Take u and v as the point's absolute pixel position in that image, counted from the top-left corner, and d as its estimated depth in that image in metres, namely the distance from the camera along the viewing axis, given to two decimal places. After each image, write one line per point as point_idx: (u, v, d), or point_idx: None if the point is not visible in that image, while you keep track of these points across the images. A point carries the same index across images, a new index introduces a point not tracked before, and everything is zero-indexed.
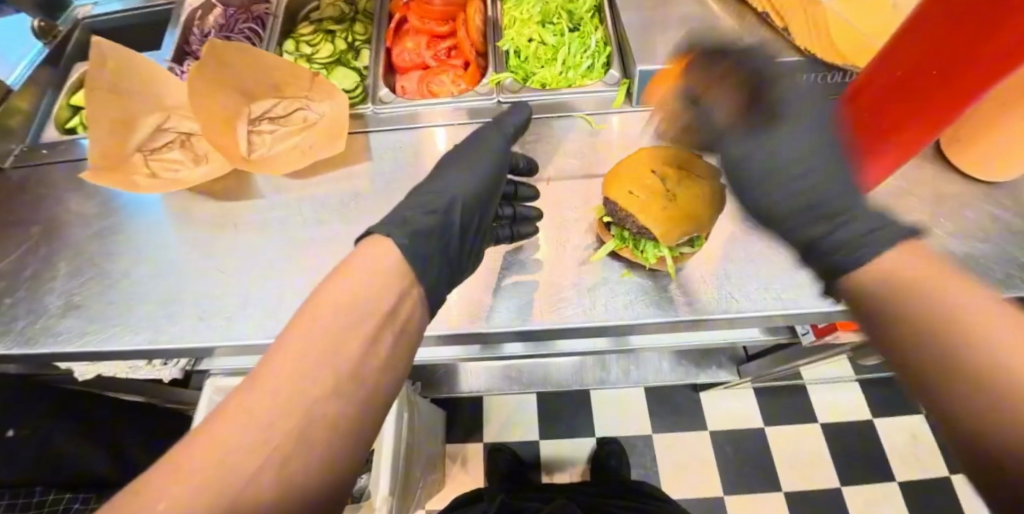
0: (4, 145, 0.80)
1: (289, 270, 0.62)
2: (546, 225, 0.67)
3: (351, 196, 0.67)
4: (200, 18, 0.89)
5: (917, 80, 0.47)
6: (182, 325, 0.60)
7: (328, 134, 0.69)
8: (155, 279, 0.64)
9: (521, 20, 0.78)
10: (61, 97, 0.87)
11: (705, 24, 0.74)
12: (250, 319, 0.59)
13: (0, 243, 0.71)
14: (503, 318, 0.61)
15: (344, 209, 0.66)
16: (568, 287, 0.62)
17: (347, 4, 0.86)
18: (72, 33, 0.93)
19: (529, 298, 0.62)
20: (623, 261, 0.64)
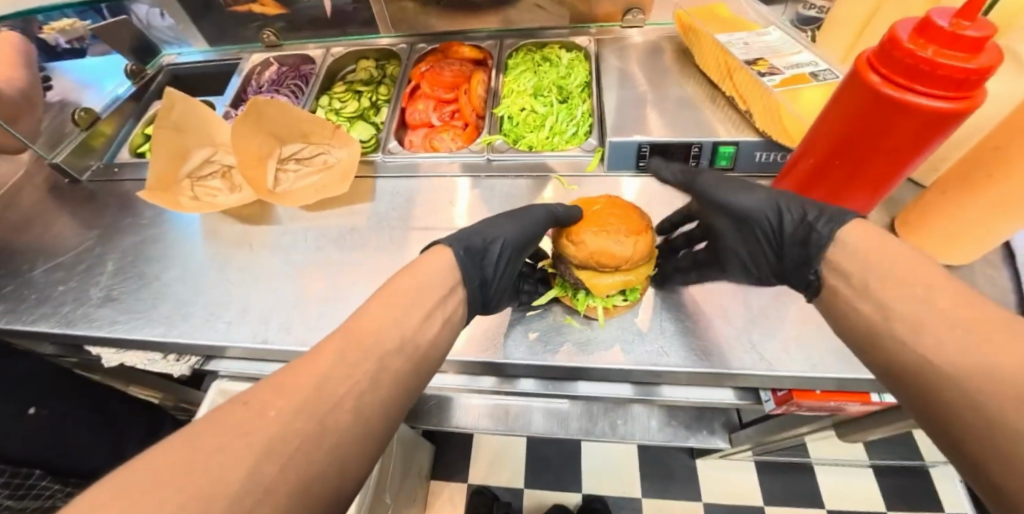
0: (86, 161, 0.99)
1: (291, 287, 0.72)
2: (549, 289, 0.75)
3: (348, 229, 0.78)
4: (258, 73, 1.08)
5: (841, 159, 0.54)
6: (193, 324, 0.70)
7: (342, 174, 0.81)
8: (179, 283, 0.76)
9: (517, 92, 0.90)
10: (139, 127, 1.06)
11: (677, 105, 0.84)
12: (249, 326, 0.69)
13: (67, 241, 0.86)
14: (515, 353, 0.69)
15: (341, 240, 0.77)
16: (575, 332, 0.70)
17: (377, 70, 1.03)
18: (157, 76, 1.14)
19: (537, 339, 0.70)
20: (570, 309, 0.73)
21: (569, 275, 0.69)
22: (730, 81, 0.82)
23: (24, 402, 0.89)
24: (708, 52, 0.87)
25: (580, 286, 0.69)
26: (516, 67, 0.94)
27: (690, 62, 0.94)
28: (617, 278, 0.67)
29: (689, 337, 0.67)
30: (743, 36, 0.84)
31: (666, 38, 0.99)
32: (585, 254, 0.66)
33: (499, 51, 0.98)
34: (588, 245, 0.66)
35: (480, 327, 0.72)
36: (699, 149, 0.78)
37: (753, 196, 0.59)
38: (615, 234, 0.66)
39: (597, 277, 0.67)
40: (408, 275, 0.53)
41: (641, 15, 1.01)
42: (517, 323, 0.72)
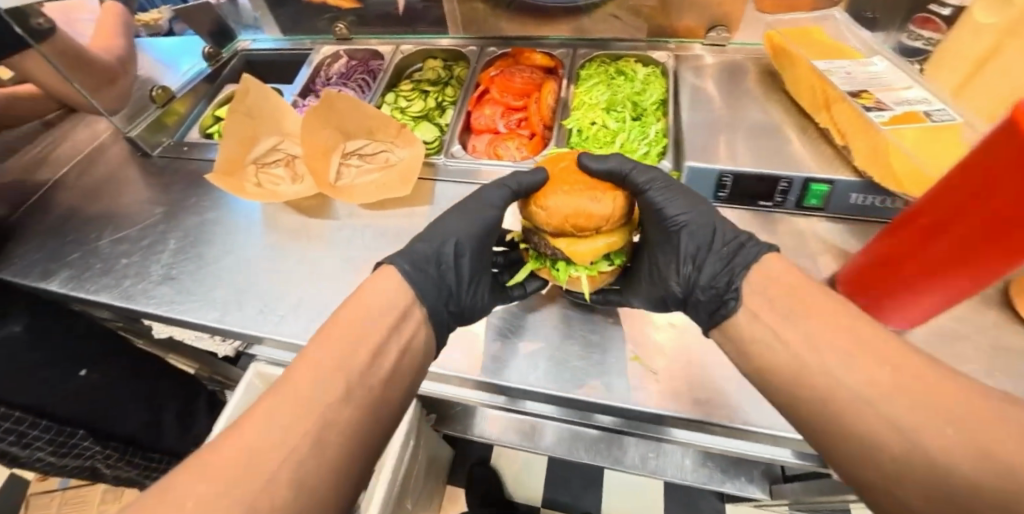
0: (158, 138, 1.02)
1: (344, 286, 0.71)
2: (557, 314, 0.71)
3: (406, 231, 0.77)
4: (327, 64, 1.08)
5: (972, 223, 0.46)
6: (245, 313, 0.70)
7: (401, 177, 0.79)
8: (236, 269, 0.76)
9: (589, 104, 0.85)
10: (210, 109, 1.09)
11: (762, 133, 0.78)
12: (300, 322, 0.68)
13: (135, 216, 0.88)
14: (523, 376, 0.65)
15: (399, 241, 0.75)
16: (588, 363, 0.66)
17: (445, 70, 1.01)
18: (231, 60, 1.16)
19: (548, 364, 0.66)
20: (591, 338, 0.68)
21: (545, 246, 0.66)
22: (827, 113, 0.75)
23: (76, 364, 0.92)
24: (803, 79, 0.80)
25: (556, 258, 0.66)
26: (588, 78, 0.90)
27: (777, 86, 0.88)
28: (601, 242, 0.63)
29: (728, 387, 0.61)
30: (846, 64, 0.77)
31: (750, 59, 0.94)
32: (557, 223, 0.61)
33: (571, 61, 0.94)
34: (560, 211, 0.61)
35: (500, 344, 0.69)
36: (788, 184, 0.71)
37: (678, 206, 0.61)
38: (589, 192, 0.61)
39: (576, 244, 0.63)
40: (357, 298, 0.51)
41: (726, 33, 0.95)
42: (537, 345, 0.68)
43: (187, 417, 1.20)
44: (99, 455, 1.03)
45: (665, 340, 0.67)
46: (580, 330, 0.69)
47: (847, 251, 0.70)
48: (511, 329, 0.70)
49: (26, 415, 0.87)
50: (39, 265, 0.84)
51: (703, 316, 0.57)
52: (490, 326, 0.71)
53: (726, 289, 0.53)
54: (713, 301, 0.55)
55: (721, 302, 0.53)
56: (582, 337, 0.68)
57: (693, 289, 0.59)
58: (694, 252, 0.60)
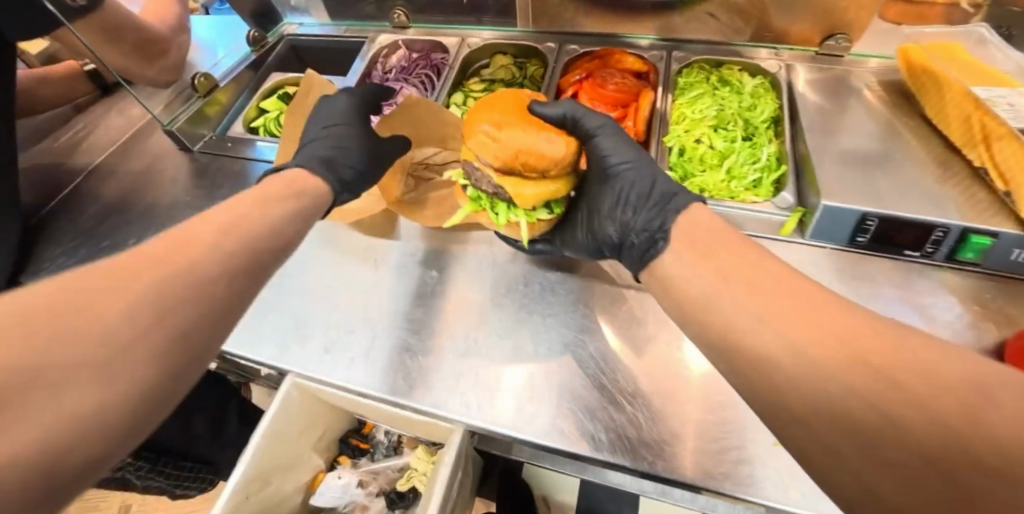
0: (199, 131, 0.93)
1: (420, 326, 0.64)
2: (543, 338, 0.62)
3: (488, 266, 0.70)
4: (384, 56, 0.98)
5: None
6: (309, 351, 0.63)
7: None
8: (297, 296, 0.68)
9: (692, 119, 0.76)
10: (255, 99, 0.99)
11: (899, 168, 0.67)
12: (371, 367, 0.61)
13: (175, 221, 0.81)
14: (507, 416, 0.55)
15: (481, 279, 0.68)
16: (583, 402, 0.56)
17: (518, 68, 0.91)
18: (277, 45, 1.05)
19: (539, 403, 0.56)
20: (585, 373, 0.58)
21: (484, 181, 0.61)
22: (985, 148, 0.64)
23: None
24: (953, 108, 0.68)
25: (500, 199, 0.61)
26: (690, 88, 0.79)
27: (912, 111, 0.77)
28: (546, 187, 0.60)
29: (778, 458, 0.50)
30: (1007, 93, 0.65)
31: (873, 76, 0.82)
32: (505, 157, 0.57)
33: (666, 65, 0.82)
34: (510, 145, 0.57)
35: (507, 384, 0.58)
36: (943, 234, 0.60)
37: (623, 155, 0.59)
38: (544, 133, 0.57)
39: (522, 184, 0.59)
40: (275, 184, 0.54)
41: (846, 42, 0.83)
42: (556, 388, 0.57)
43: (218, 423, 1.15)
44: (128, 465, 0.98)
45: (701, 392, 0.56)
46: (573, 360, 0.60)
47: (1010, 318, 0.59)
48: (491, 352, 0.61)
49: None
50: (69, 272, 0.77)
51: (633, 260, 0.53)
52: (490, 359, 0.60)
53: (656, 233, 0.50)
54: (645, 243, 0.51)
55: (653, 243, 0.50)
56: (577, 371, 0.58)
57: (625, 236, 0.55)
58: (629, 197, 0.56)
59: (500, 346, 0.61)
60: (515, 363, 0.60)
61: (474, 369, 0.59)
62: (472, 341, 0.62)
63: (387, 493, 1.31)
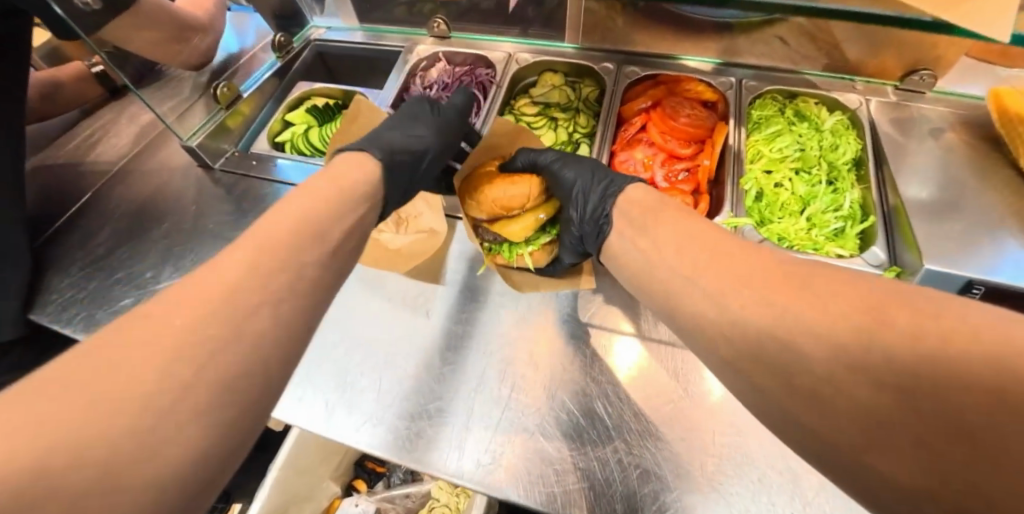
0: (220, 146, 0.85)
1: (467, 386, 0.57)
2: (574, 390, 0.56)
3: (538, 313, 0.62)
4: (423, 69, 0.90)
5: None
6: (350, 417, 0.57)
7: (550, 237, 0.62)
8: (334, 349, 0.62)
9: (772, 159, 0.70)
10: (280, 111, 0.92)
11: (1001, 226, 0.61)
12: (420, 437, 0.55)
13: (197, 248, 0.74)
14: (536, 488, 0.51)
15: (531, 330, 0.61)
16: (621, 475, 0.51)
17: (572, 89, 0.83)
18: (303, 51, 0.97)
19: (570, 473, 0.51)
20: (622, 437, 0.53)
21: (482, 234, 0.62)
22: None
23: None
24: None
25: (497, 242, 0.61)
26: (765, 122, 0.73)
27: (1000, 158, 0.71)
28: (532, 217, 0.59)
29: None
30: None
31: (957, 117, 0.76)
32: (485, 209, 0.59)
33: (738, 94, 0.75)
34: (480, 198, 0.59)
35: (562, 452, 0.53)
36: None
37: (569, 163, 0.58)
38: (505, 178, 0.60)
39: (507, 223, 0.59)
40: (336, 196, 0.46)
41: (931, 79, 0.77)
42: (617, 458, 0.52)
43: None
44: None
45: (765, 441, 0.51)
46: (611, 422, 0.54)
47: None
48: (520, 409, 0.55)
49: None
50: (82, 308, 0.70)
51: (593, 246, 0.54)
52: (536, 420, 0.55)
53: (599, 219, 0.51)
54: (592, 230, 0.52)
55: (598, 228, 0.52)
56: (611, 434, 0.53)
57: (582, 227, 0.54)
58: (573, 187, 0.56)
59: (547, 404, 0.55)
60: (563, 424, 0.54)
61: (522, 433, 0.54)
62: (513, 398, 0.56)
63: None
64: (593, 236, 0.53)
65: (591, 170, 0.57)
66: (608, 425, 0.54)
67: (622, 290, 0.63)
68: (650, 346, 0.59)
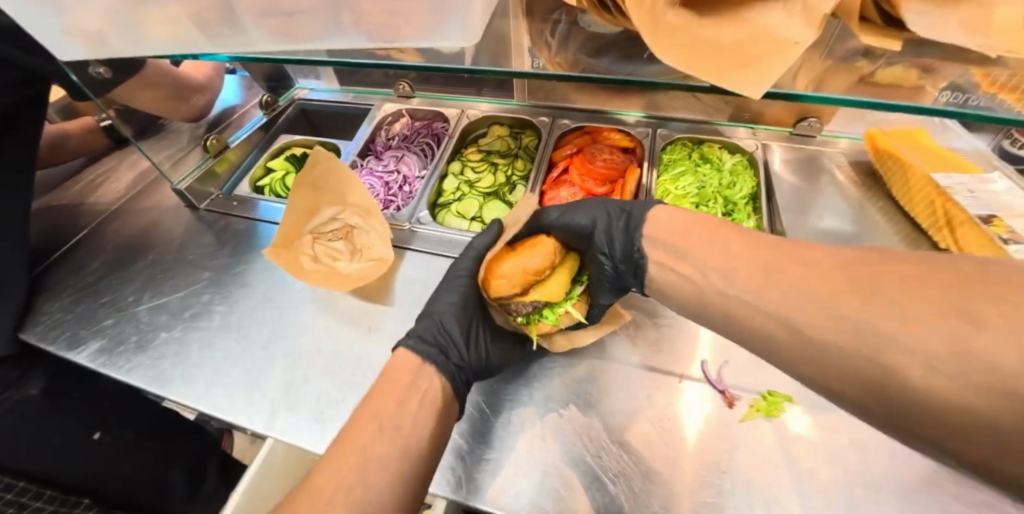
0: (206, 189, 0.97)
1: (521, 432, 0.62)
2: (617, 421, 0.61)
3: (543, 358, 0.68)
4: (388, 123, 1.04)
5: None
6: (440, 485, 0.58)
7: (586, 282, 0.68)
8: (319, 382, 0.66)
9: (677, 195, 0.81)
10: (262, 158, 1.05)
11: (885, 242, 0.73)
12: (520, 490, 0.57)
13: (179, 275, 0.84)
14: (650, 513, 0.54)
15: (545, 375, 0.66)
16: (718, 495, 0.54)
17: (514, 139, 0.97)
18: (287, 108, 1.11)
19: (675, 496, 0.54)
20: (690, 457, 0.57)
21: (519, 307, 0.62)
22: (948, 231, 0.69)
23: (93, 425, 0.97)
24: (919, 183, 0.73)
25: (540, 307, 0.63)
26: (673, 164, 0.85)
27: (880, 189, 0.82)
28: (563, 275, 0.63)
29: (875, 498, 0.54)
30: (966, 180, 0.70)
31: (845, 155, 0.88)
32: (515, 284, 0.60)
33: (651, 141, 0.87)
34: (510, 273, 0.60)
35: (545, 477, 0.58)
36: None
37: (576, 213, 0.63)
38: (523, 248, 0.62)
39: (544, 287, 0.61)
40: (397, 396, 0.53)
41: (818, 124, 0.89)
42: (598, 481, 0.57)
43: (199, 478, 1.17)
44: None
45: (703, 453, 0.57)
46: (667, 445, 0.58)
47: None
48: (577, 445, 0.60)
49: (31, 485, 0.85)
50: (67, 329, 0.79)
51: (632, 281, 0.60)
52: (502, 440, 0.61)
53: (634, 253, 0.57)
54: (632, 265, 0.58)
55: (637, 263, 0.57)
56: (677, 457, 0.57)
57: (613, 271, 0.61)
58: (594, 230, 0.62)
59: (598, 433, 0.60)
60: (509, 438, 0.61)
61: (599, 463, 0.58)
62: (502, 429, 0.62)
63: None
64: (632, 273, 0.59)
65: (588, 212, 0.63)
66: (666, 448, 0.58)
67: None
68: (653, 375, 0.64)
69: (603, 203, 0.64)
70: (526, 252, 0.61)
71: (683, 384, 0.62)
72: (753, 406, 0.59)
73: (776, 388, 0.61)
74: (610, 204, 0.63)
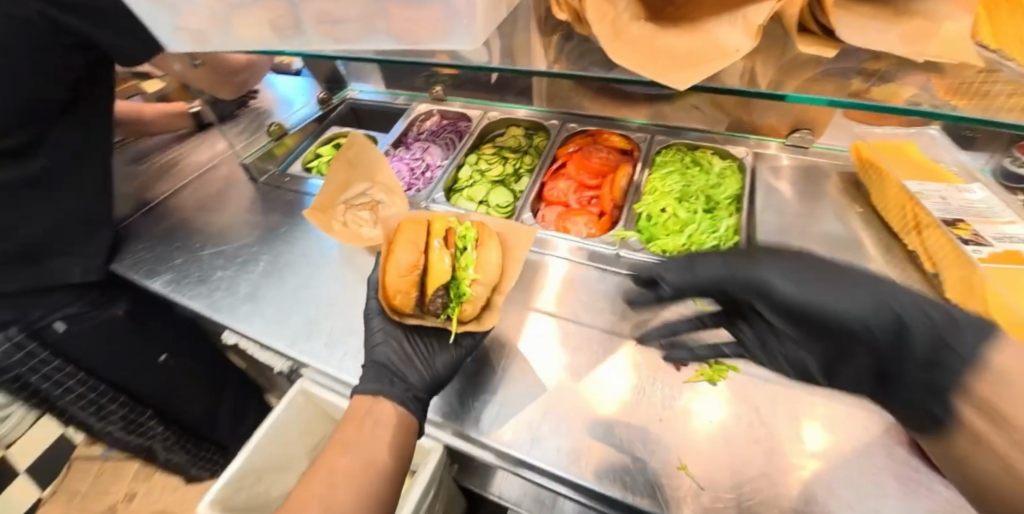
0: (266, 166, 1.15)
1: (523, 379, 0.70)
2: (606, 379, 0.69)
3: (546, 321, 0.77)
4: (421, 120, 1.19)
5: None
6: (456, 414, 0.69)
7: (482, 239, 0.75)
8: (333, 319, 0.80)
9: (662, 191, 0.90)
10: (314, 145, 1.23)
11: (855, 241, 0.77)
12: (514, 427, 0.65)
13: (236, 231, 1.01)
14: (624, 469, 0.60)
15: (549, 337, 0.75)
16: (682, 454, 0.61)
17: (526, 139, 1.11)
18: (339, 105, 1.30)
19: (647, 454, 0.61)
20: (664, 419, 0.64)
21: (432, 305, 0.71)
22: (918, 235, 0.72)
23: (160, 348, 1.18)
24: (950, 286, 0.66)
25: (442, 289, 0.69)
26: (664, 165, 0.96)
27: (863, 198, 0.86)
28: (447, 253, 0.70)
29: (814, 469, 0.58)
30: (939, 188, 0.74)
31: (834, 166, 0.92)
32: (408, 286, 0.69)
33: (647, 145, 1.01)
34: (398, 285, 0.69)
35: (537, 421, 0.66)
36: None
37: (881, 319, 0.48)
38: (390, 258, 0.70)
39: (431, 273, 0.69)
40: (352, 427, 0.64)
41: (809, 136, 0.94)
42: (583, 430, 0.64)
43: (237, 415, 1.44)
44: (160, 436, 1.29)
45: (675, 412, 0.64)
46: (648, 406, 0.65)
47: None
48: (566, 399, 0.67)
49: (110, 390, 1.13)
50: (147, 264, 0.98)
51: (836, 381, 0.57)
52: (502, 386, 0.70)
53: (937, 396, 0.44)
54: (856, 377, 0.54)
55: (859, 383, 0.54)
56: (656, 417, 0.64)
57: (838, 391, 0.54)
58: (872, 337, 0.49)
59: (588, 390, 0.68)
60: (508, 385, 0.70)
61: (588, 415, 0.65)
62: (504, 376, 0.71)
63: None
64: (860, 375, 0.53)
65: (853, 304, 0.50)
66: (646, 408, 0.65)
67: (578, 263, 0.84)
68: (641, 347, 0.72)
69: (893, 300, 0.48)
70: (391, 265, 0.70)
71: (669, 358, 0.70)
72: (697, 371, 0.67)
73: (724, 359, 0.69)
74: (906, 305, 0.47)
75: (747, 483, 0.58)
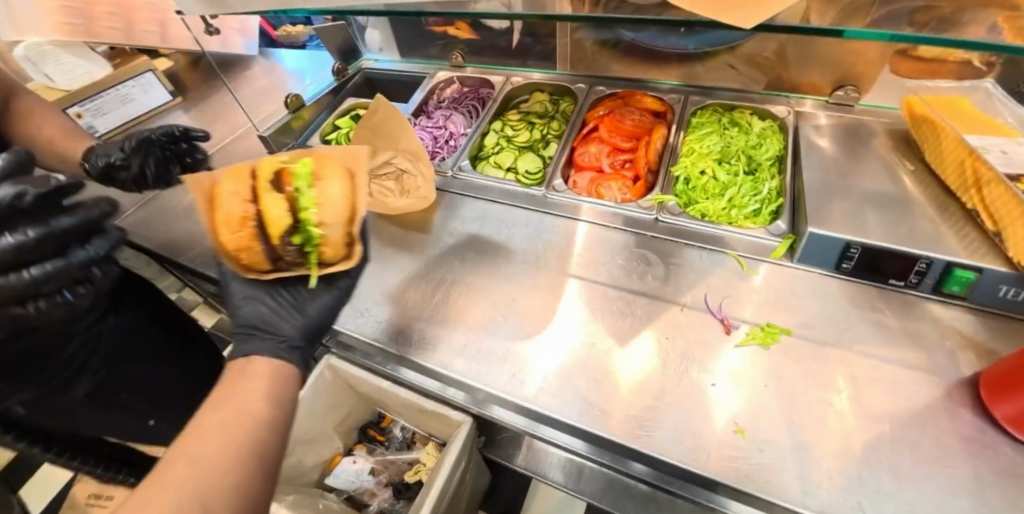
0: (284, 139, 1.12)
1: (560, 342, 0.69)
2: (647, 344, 0.67)
3: (577, 288, 0.75)
4: (440, 88, 1.15)
5: None
6: (496, 375, 0.67)
7: (331, 174, 0.66)
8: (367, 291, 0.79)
9: (699, 153, 0.87)
10: (331, 116, 1.18)
11: (905, 200, 0.73)
12: (548, 392, 0.64)
13: None
14: (665, 436, 0.58)
15: (588, 303, 0.73)
16: (726, 417, 0.59)
17: (552, 104, 1.08)
18: (355, 75, 1.25)
19: (690, 419, 0.59)
20: (714, 383, 0.62)
21: (285, 254, 0.64)
22: (977, 191, 0.67)
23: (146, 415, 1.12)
24: (1015, 247, 0.59)
25: (287, 237, 0.62)
26: (701, 126, 0.92)
27: (915, 155, 0.81)
28: (281, 197, 0.62)
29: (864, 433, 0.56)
30: (1001, 141, 0.68)
31: (881, 123, 0.87)
32: (247, 241, 0.61)
33: (681, 106, 0.97)
34: (234, 243, 0.61)
35: (576, 384, 0.64)
36: (978, 278, 0.62)
37: None
38: (220, 215, 0.61)
39: (266, 223, 0.61)
40: (223, 388, 0.52)
41: (855, 93, 0.89)
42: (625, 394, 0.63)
43: None
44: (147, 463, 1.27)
45: (721, 376, 0.63)
46: (696, 369, 0.64)
47: (994, 352, 0.61)
48: (605, 366, 0.66)
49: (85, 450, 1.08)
50: (168, 242, 0.98)
51: None
52: (537, 351, 0.69)
53: None
54: None
55: None
56: (704, 381, 0.63)
57: None
58: None
59: (631, 356, 0.66)
60: (541, 352, 0.69)
61: (625, 380, 0.64)
62: (539, 342, 0.70)
63: (395, 485, 1.23)
64: None
65: None
66: (693, 372, 0.64)
67: (611, 227, 0.82)
68: (688, 312, 0.70)
69: None
70: (223, 223, 0.61)
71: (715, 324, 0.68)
72: (748, 333, 0.66)
73: (775, 321, 0.67)
74: None
75: (799, 448, 0.55)
